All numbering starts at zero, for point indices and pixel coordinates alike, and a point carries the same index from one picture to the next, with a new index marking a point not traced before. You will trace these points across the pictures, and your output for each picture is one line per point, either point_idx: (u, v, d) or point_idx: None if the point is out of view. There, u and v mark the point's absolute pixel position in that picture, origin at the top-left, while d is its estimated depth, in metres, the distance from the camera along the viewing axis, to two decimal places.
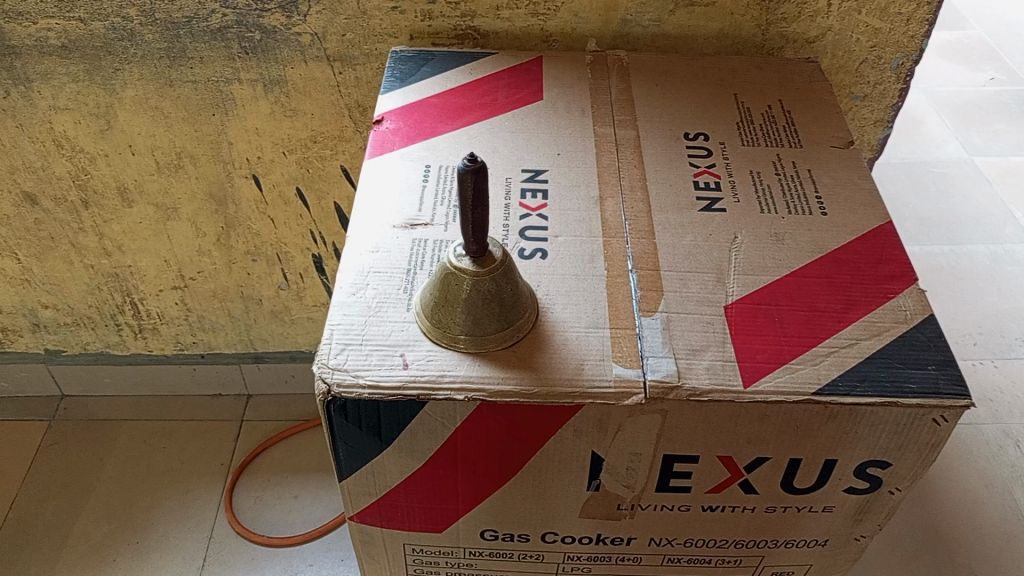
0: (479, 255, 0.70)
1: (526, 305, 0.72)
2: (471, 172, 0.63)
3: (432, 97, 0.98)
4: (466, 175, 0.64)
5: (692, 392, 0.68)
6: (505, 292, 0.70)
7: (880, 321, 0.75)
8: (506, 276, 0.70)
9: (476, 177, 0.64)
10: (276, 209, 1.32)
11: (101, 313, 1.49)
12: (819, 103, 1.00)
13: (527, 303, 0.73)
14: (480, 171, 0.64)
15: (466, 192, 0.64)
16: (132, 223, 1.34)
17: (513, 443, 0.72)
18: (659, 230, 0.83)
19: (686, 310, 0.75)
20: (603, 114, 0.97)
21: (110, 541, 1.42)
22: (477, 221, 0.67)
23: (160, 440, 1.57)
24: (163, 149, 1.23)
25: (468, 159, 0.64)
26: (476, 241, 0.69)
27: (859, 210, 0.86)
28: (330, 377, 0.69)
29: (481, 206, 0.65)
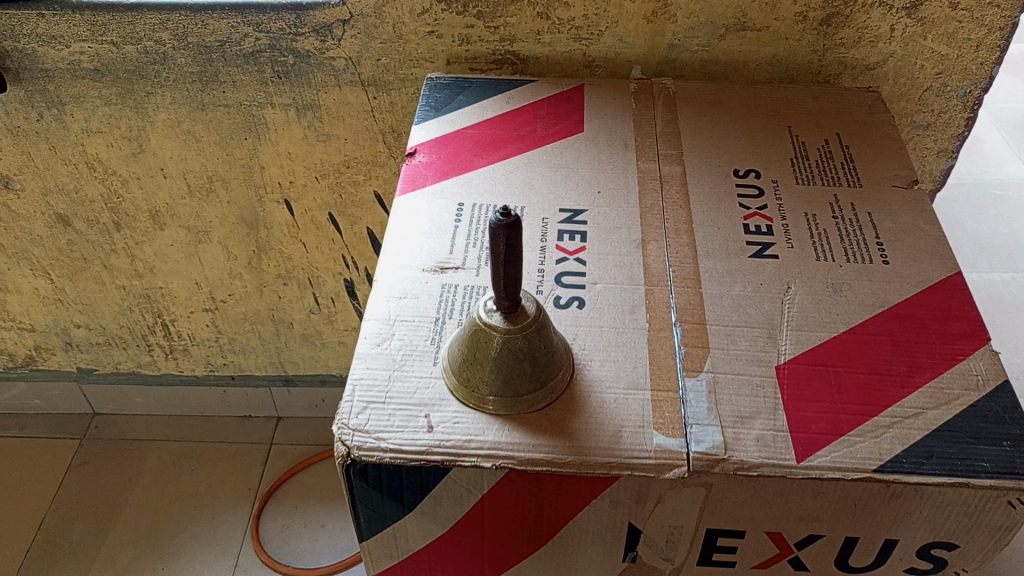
0: (510, 310, 0.65)
1: (560, 363, 0.68)
2: (503, 228, 0.59)
3: (467, 128, 0.93)
4: (497, 230, 0.59)
5: (739, 466, 0.63)
6: (537, 351, 0.65)
7: (948, 388, 0.68)
8: (539, 333, 0.66)
9: (509, 233, 0.59)
10: (308, 234, 1.30)
11: (133, 333, 1.47)
12: (880, 137, 0.93)
13: (562, 361, 0.68)
14: (513, 226, 0.59)
15: (498, 248, 0.60)
16: (164, 245, 1.32)
17: (543, 510, 0.67)
18: (706, 278, 0.77)
19: (734, 370, 0.69)
20: (647, 147, 0.92)
21: (136, 566, 1.40)
22: (509, 277, 0.62)
23: (190, 462, 1.56)
24: (194, 173, 1.21)
25: (500, 212, 0.59)
26: (507, 297, 0.64)
27: (925, 259, 0.79)
28: (350, 439, 0.65)
29: (514, 262, 0.61)
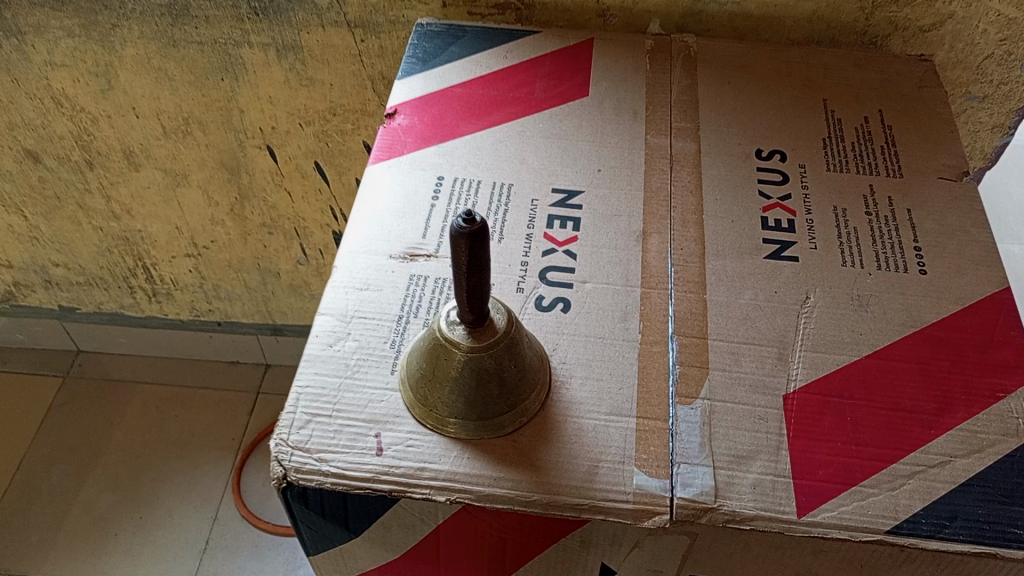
0: (475, 325, 0.56)
1: (534, 383, 0.59)
2: (465, 238, 0.49)
3: (456, 87, 0.83)
4: (459, 239, 0.49)
5: (730, 517, 0.54)
6: (507, 372, 0.57)
7: (982, 433, 0.59)
8: (510, 351, 0.57)
9: (472, 243, 0.49)
10: (293, 182, 1.20)
11: (114, 275, 1.40)
12: (928, 117, 0.81)
13: (536, 380, 0.59)
14: (478, 235, 0.49)
15: (460, 259, 0.50)
16: (141, 188, 1.23)
17: (504, 545, 0.60)
18: (712, 282, 0.67)
19: (735, 398, 0.60)
20: (658, 119, 0.81)
21: (114, 513, 1.35)
22: (473, 289, 0.52)
23: (173, 408, 1.49)
24: (168, 113, 1.11)
25: (463, 218, 0.49)
26: (470, 311, 0.55)
27: (970, 270, 0.68)
28: (287, 460, 0.57)
29: (479, 275, 0.51)
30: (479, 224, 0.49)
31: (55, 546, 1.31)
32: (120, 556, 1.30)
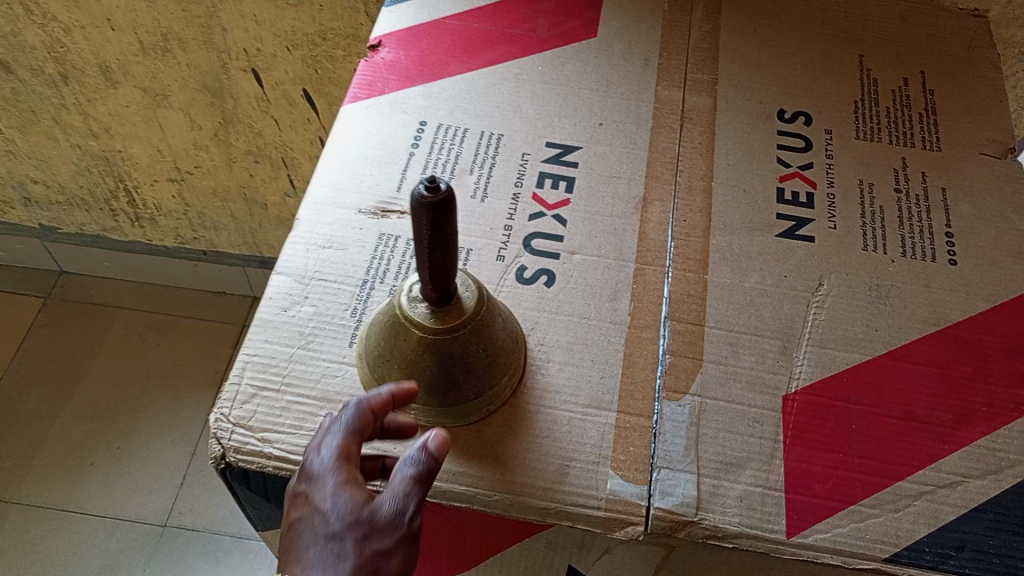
0: (440, 306, 0.49)
1: (505, 368, 0.53)
2: (425, 210, 0.42)
3: (450, 20, 0.75)
4: (420, 210, 0.42)
5: (712, 533, 0.49)
6: (473, 357, 0.50)
7: (1003, 451, 0.53)
8: (478, 334, 0.50)
9: (434, 216, 0.42)
10: (280, 110, 1.13)
11: (95, 196, 1.33)
12: (973, 83, 0.73)
13: (508, 366, 0.53)
14: (441, 207, 0.42)
15: (420, 231, 0.43)
16: (120, 106, 1.15)
17: (465, 540, 0.55)
18: (715, 260, 0.60)
19: (728, 397, 0.54)
20: (671, 68, 0.72)
21: (92, 442, 1.30)
22: (435, 266, 0.46)
23: (156, 336, 1.43)
24: (146, 28, 1.02)
25: (424, 185, 0.42)
26: (433, 289, 0.48)
27: (1005, 263, 0.61)
28: (227, 439, 0.51)
29: (442, 250, 0.44)
30: (444, 195, 0.42)
31: (30, 472, 1.26)
32: (96, 485, 1.26)
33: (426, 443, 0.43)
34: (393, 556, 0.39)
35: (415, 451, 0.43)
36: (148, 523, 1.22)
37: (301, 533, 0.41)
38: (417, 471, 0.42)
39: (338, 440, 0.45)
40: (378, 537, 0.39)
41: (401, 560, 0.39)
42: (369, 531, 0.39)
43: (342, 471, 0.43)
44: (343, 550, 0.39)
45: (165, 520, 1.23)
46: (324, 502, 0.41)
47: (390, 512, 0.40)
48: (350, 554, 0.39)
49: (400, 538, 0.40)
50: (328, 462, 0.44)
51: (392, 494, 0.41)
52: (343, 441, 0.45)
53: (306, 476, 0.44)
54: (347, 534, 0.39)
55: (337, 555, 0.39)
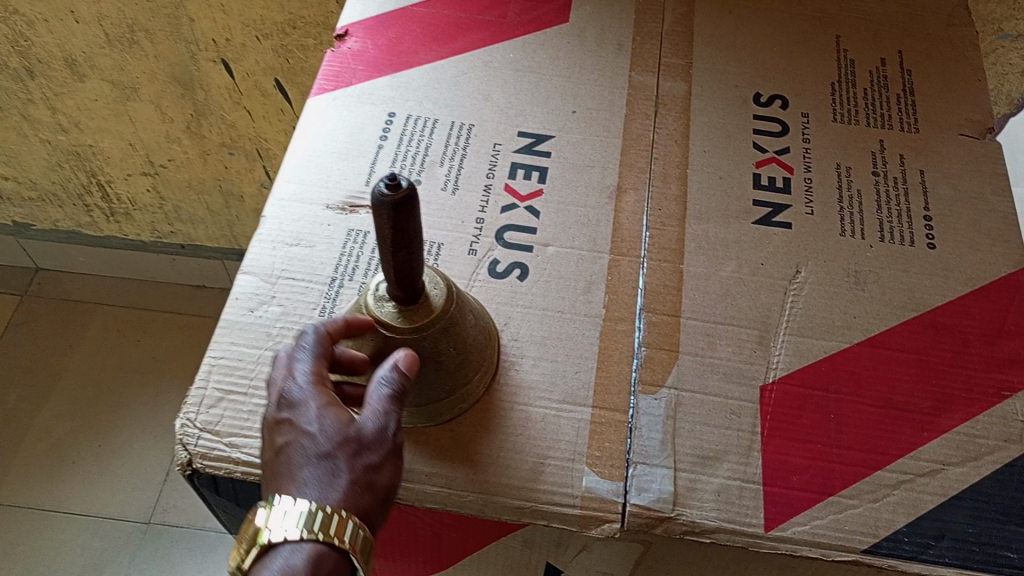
0: (407, 304, 0.48)
1: (477, 366, 0.52)
2: (387, 208, 0.40)
3: (419, 7, 0.73)
4: (382, 209, 0.41)
5: (689, 529, 0.48)
6: (443, 356, 0.49)
7: (982, 438, 0.52)
8: (447, 333, 0.49)
9: (397, 214, 0.41)
10: (253, 101, 1.11)
11: (67, 191, 1.30)
12: (951, 62, 0.72)
13: (480, 363, 0.52)
14: (404, 205, 0.41)
15: (383, 230, 0.42)
16: (88, 100, 1.12)
17: (441, 540, 0.54)
18: (690, 250, 0.59)
19: (705, 389, 0.53)
20: (645, 53, 0.71)
21: (73, 441, 1.29)
22: (401, 265, 0.44)
23: (136, 332, 1.41)
24: (111, 19, 1.00)
25: (385, 182, 0.40)
26: (399, 288, 0.47)
27: (984, 246, 0.60)
28: (194, 445, 0.50)
29: (407, 249, 0.43)
30: (406, 193, 0.41)
31: (10, 473, 1.25)
32: (78, 484, 1.24)
33: (396, 363, 0.44)
34: (383, 469, 0.40)
35: (387, 371, 0.44)
36: (132, 522, 1.21)
37: (287, 456, 0.40)
38: (393, 390, 0.43)
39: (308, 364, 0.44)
40: (368, 452, 0.40)
41: (391, 472, 0.41)
42: (360, 447, 0.40)
43: (321, 394, 0.42)
44: (338, 467, 0.39)
45: (148, 518, 1.22)
46: (309, 423, 0.40)
47: (376, 428, 0.41)
48: (344, 471, 0.39)
49: (387, 452, 0.41)
50: (304, 386, 0.42)
51: (376, 412, 0.42)
52: (314, 365, 0.44)
53: (279, 401, 0.42)
54: (338, 451, 0.40)
55: (332, 472, 0.39)
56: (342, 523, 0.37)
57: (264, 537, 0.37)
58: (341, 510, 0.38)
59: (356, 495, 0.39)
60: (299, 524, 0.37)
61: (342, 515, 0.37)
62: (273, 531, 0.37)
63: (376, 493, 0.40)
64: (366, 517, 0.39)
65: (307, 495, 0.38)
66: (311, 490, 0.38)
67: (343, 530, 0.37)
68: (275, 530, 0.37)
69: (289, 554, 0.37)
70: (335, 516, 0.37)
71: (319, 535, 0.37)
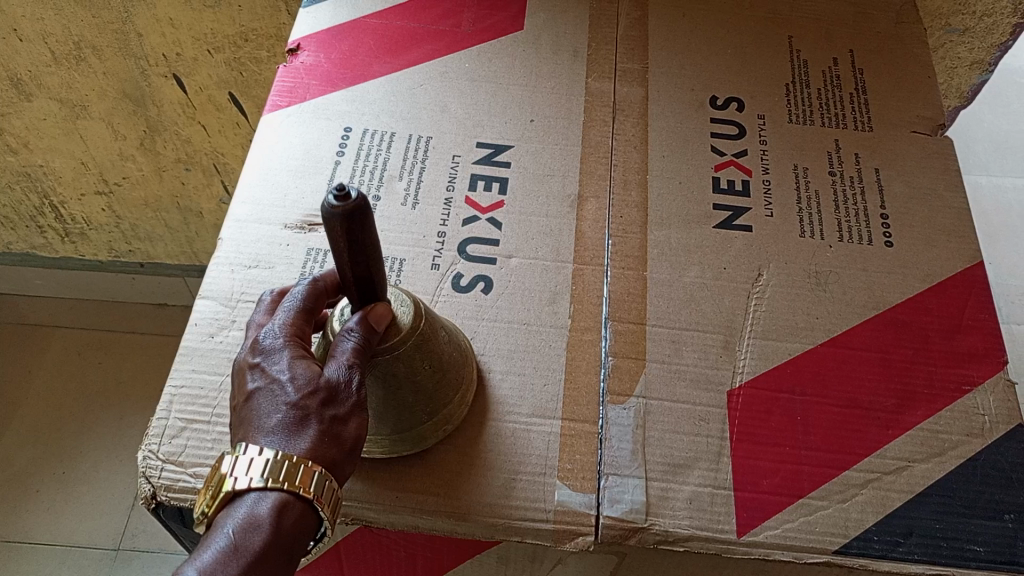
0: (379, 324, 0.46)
1: (456, 385, 0.50)
2: (339, 220, 0.38)
3: (371, 19, 0.73)
4: (333, 222, 0.38)
5: (663, 538, 0.48)
6: (420, 374, 0.48)
7: (945, 433, 0.53)
8: (420, 348, 0.48)
9: (349, 226, 0.38)
10: (207, 115, 1.09)
11: (19, 213, 1.27)
12: (899, 59, 0.73)
13: (458, 383, 0.51)
14: (356, 216, 0.38)
15: (337, 242, 0.40)
16: (36, 119, 1.09)
17: (414, 559, 0.53)
18: (654, 256, 0.59)
19: (673, 396, 0.53)
20: (600, 59, 0.71)
21: (36, 468, 1.25)
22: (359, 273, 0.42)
23: (97, 354, 1.38)
24: (56, 36, 0.97)
25: (333, 194, 0.38)
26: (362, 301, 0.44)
27: (941, 241, 0.62)
28: (157, 477, 0.49)
29: (364, 256, 0.41)
30: (355, 202, 0.38)
31: None
32: (43, 513, 1.21)
33: (364, 314, 0.44)
34: (350, 421, 0.42)
35: (353, 322, 0.44)
36: (101, 549, 1.18)
37: (257, 404, 0.42)
38: (359, 344, 0.43)
39: (286, 316, 0.45)
40: (334, 404, 0.42)
41: (357, 424, 0.42)
42: (326, 399, 0.41)
43: (293, 345, 0.44)
44: (304, 417, 0.41)
45: (118, 544, 1.19)
46: (280, 373, 0.42)
47: (340, 381, 0.42)
48: (311, 421, 0.41)
49: (354, 405, 0.42)
50: (278, 337, 0.44)
51: (342, 363, 0.42)
52: (292, 316, 0.45)
53: (255, 350, 0.44)
54: (305, 402, 0.41)
55: (299, 422, 0.41)
56: (307, 472, 0.39)
57: (229, 486, 0.39)
58: (306, 459, 0.39)
59: (322, 446, 0.41)
60: (264, 473, 0.39)
61: (307, 465, 0.39)
62: (238, 479, 0.39)
63: (343, 444, 0.41)
64: (333, 467, 0.41)
65: (272, 443, 0.40)
66: (276, 439, 0.40)
67: (308, 479, 0.39)
68: (238, 478, 0.39)
69: (253, 503, 0.38)
70: (299, 466, 0.39)
71: (283, 484, 0.38)
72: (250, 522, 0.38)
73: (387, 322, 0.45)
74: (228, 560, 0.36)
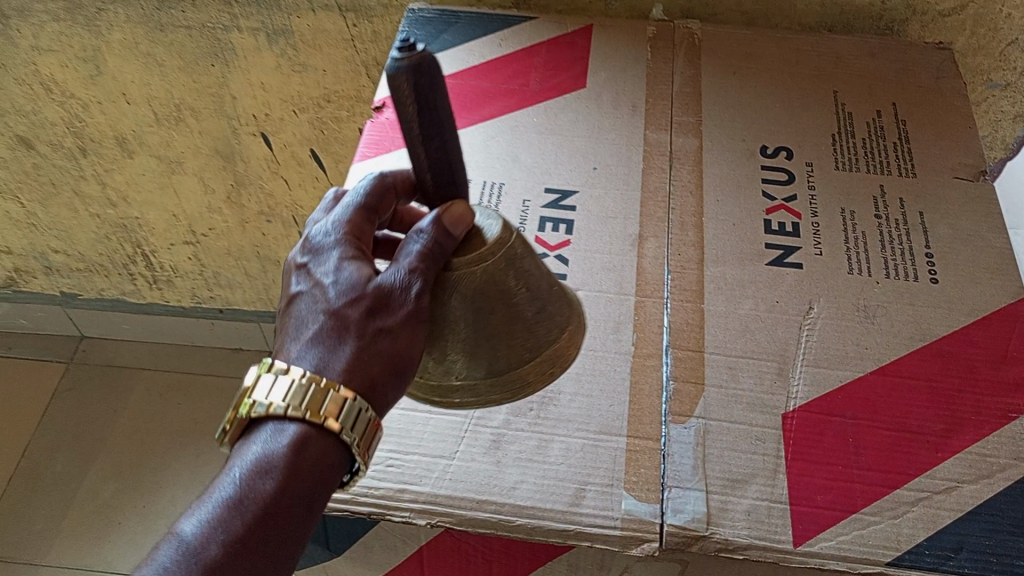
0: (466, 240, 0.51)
1: (554, 322, 0.55)
2: (406, 72, 0.44)
3: (447, 78, 0.80)
4: (400, 76, 0.44)
5: (723, 546, 0.52)
6: (518, 298, 0.52)
7: (992, 457, 0.56)
8: (512, 265, 0.52)
9: (415, 79, 0.44)
10: (290, 170, 1.18)
11: (113, 262, 1.38)
12: (942, 112, 0.77)
13: (559, 326, 0.55)
14: (419, 71, 0.44)
15: (405, 99, 0.45)
16: (136, 175, 1.20)
17: (490, 565, 0.58)
18: (710, 291, 0.64)
19: (731, 417, 0.57)
20: (658, 113, 0.78)
21: (117, 502, 1.33)
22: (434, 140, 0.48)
23: (176, 395, 1.46)
24: (160, 100, 1.08)
25: (401, 48, 0.44)
26: (436, 185, 0.50)
27: (984, 279, 0.65)
28: None
29: (436, 114, 0.46)
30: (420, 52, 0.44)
31: (57, 536, 1.29)
32: (123, 544, 1.28)
33: (435, 219, 0.49)
34: (398, 330, 0.46)
35: (424, 225, 0.49)
36: None
37: (301, 306, 0.48)
38: (423, 248, 0.48)
39: (345, 214, 0.52)
40: (381, 315, 0.46)
41: (405, 334, 0.47)
42: (372, 310, 0.46)
43: (347, 247, 0.49)
44: (344, 328, 0.46)
45: None
46: (326, 276, 0.48)
47: (397, 285, 0.47)
48: (351, 335, 0.45)
49: (404, 313, 0.47)
50: (332, 240, 0.50)
51: (399, 271, 0.47)
52: (349, 217, 0.51)
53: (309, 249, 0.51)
54: (349, 312, 0.46)
55: (340, 332, 0.46)
56: (330, 402, 0.43)
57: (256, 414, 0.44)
58: (335, 386, 0.44)
59: (360, 361, 0.45)
60: (287, 405, 0.43)
61: (333, 392, 0.43)
62: (262, 408, 0.43)
63: (381, 358, 0.46)
64: (372, 384, 0.45)
65: (313, 353, 0.45)
66: (319, 348, 0.45)
67: (329, 410, 0.43)
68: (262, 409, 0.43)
69: (275, 436, 0.43)
70: (325, 392, 0.43)
71: (303, 417, 0.43)
72: (268, 457, 0.42)
73: (462, 226, 0.50)
74: (233, 510, 0.40)
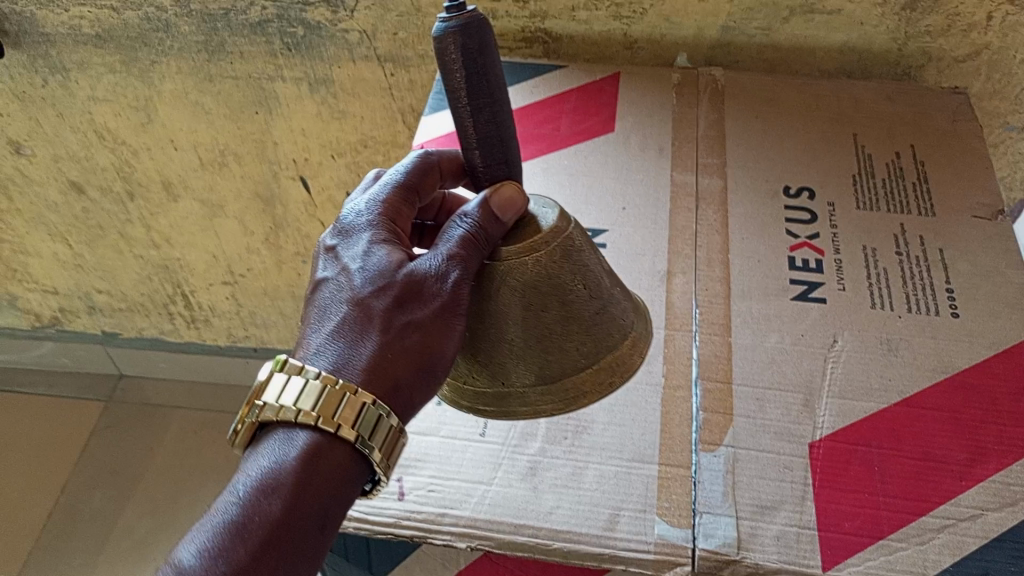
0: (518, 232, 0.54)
1: (614, 326, 0.57)
2: (453, 29, 0.48)
3: None
4: (449, 34, 0.48)
5: (754, 570, 0.54)
6: (576, 292, 0.54)
7: (1016, 485, 0.57)
8: (568, 256, 0.54)
9: (461, 36, 0.48)
10: (326, 212, 1.22)
11: (154, 301, 1.43)
12: (959, 152, 0.80)
13: (621, 331, 0.57)
14: (466, 29, 0.48)
15: (454, 58, 0.49)
16: (179, 218, 1.25)
17: None
18: (737, 324, 0.67)
19: (758, 446, 0.59)
20: (684, 155, 0.81)
21: (152, 537, 1.35)
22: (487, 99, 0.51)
23: (210, 432, 1.50)
24: (206, 146, 1.13)
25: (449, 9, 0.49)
26: (486, 164, 0.54)
27: (1005, 313, 0.67)
28: None
29: (486, 74, 0.50)
30: (470, 14, 0.48)
31: (93, 570, 1.32)
32: None
33: (483, 204, 0.52)
34: (425, 321, 0.50)
35: (470, 210, 0.52)
36: None
37: (328, 290, 0.52)
38: (467, 236, 0.51)
39: (382, 197, 0.56)
40: (411, 308, 0.50)
41: (434, 326, 0.50)
42: (398, 304, 0.50)
43: (381, 232, 0.54)
44: (369, 321, 0.50)
45: None
46: (354, 263, 0.52)
47: (433, 272, 0.51)
48: (374, 329, 0.49)
49: (433, 305, 0.50)
50: (366, 223, 0.54)
51: (436, 260, 0.51)
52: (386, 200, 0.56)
53: (342, 231, 0.55)
54: (376, 305, 0.50)
55: (365, 326, 0.49)
56: (340, 409, 0.47)
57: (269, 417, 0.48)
58: (348, 389, 0.47)
59: (383, 353, 0.49)
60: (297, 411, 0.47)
61: (344, 399, 0.47)
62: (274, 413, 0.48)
63: (405, 355, 0.49)
64: (396, 379, 0.49)
65: (341, 345, 0.49)
66: (347, 339, 0.49)
67: (337, 417, 0.46)
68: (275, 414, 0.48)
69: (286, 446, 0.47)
70: (336, 394, 0.47)
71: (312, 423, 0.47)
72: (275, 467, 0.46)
73: (512, 211, 0.53)
74: (235, 533, 0.45)
